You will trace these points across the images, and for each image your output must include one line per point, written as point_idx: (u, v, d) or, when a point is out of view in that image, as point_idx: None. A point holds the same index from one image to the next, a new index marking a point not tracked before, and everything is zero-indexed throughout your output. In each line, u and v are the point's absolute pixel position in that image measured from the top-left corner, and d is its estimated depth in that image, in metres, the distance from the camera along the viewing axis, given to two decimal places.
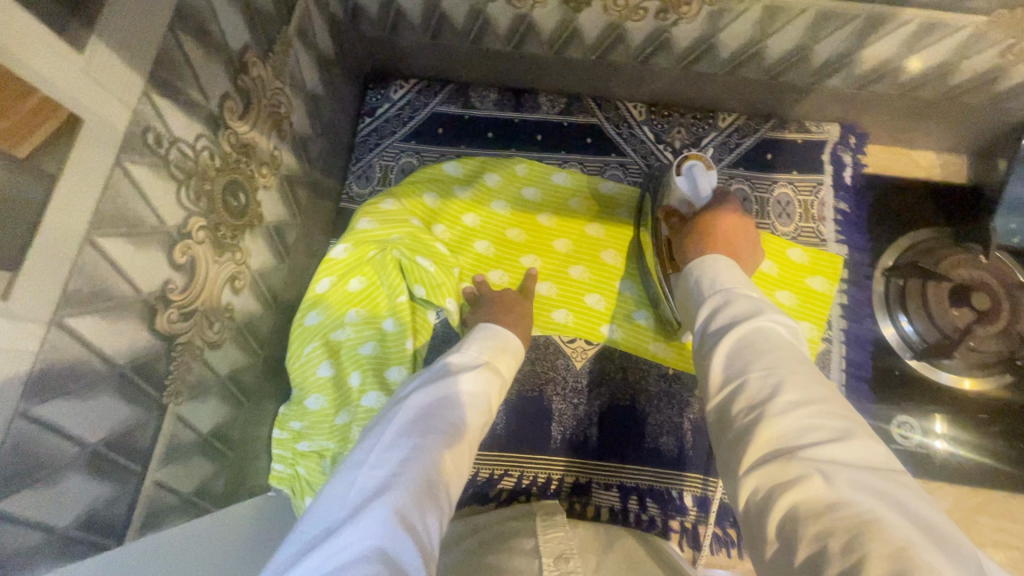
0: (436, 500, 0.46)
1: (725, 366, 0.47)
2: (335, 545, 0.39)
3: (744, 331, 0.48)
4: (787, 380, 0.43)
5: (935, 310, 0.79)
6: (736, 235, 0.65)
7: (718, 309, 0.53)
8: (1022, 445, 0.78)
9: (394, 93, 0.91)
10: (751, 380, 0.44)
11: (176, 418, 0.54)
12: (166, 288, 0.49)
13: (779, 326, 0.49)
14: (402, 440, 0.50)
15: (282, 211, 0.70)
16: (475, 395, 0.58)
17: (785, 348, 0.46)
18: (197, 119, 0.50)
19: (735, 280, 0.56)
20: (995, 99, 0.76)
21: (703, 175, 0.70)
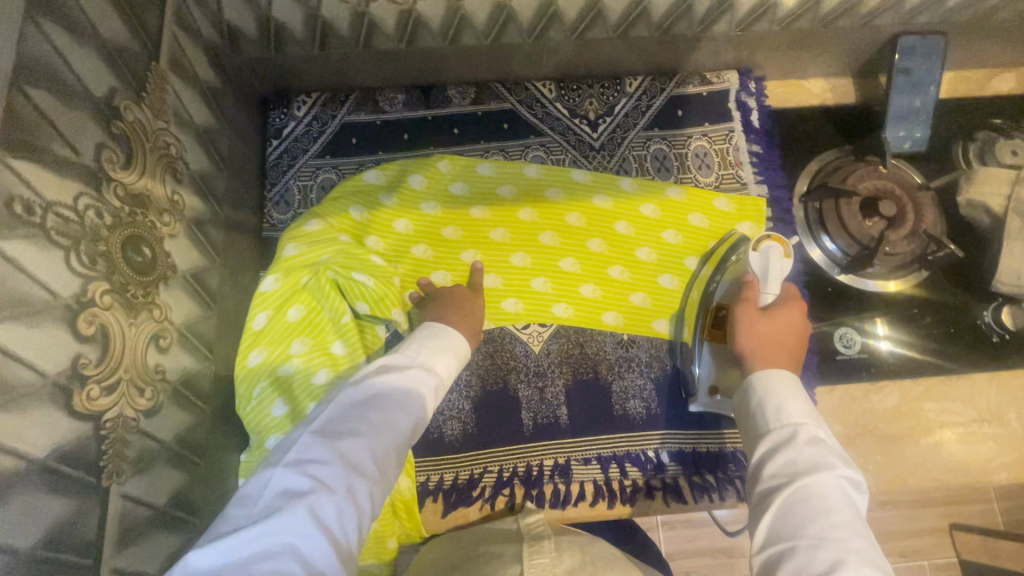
0: (354, 498, 0.50)
1: (775, 524, 0.52)
2: (249, 540, 0.44)
3: (800, 483, 0.53)
4: (840, 559, 0.48)
5: (851, 225, 0.84)
6: (786, 333, 0.70)
7: (781, 446, 0.57)
8: (951, 334, 0.85)
9: (298, 110, 0.87)
10: (804, 550, 0.49)
11: (122, 499, 0.50)
12: (78, 364, 0.45)
13: (840, 487, 0.53)
14: (323, 443, 0.53)
15: (197, 257, 0.65)
16: (404, 393, 0.61)
17: (838, 516, 0.51)
18: (71, 178, 0.46)
19: (799, 411, 0.59)
20: (865, 20, 0.81)
21: (777, 260, 0.76)
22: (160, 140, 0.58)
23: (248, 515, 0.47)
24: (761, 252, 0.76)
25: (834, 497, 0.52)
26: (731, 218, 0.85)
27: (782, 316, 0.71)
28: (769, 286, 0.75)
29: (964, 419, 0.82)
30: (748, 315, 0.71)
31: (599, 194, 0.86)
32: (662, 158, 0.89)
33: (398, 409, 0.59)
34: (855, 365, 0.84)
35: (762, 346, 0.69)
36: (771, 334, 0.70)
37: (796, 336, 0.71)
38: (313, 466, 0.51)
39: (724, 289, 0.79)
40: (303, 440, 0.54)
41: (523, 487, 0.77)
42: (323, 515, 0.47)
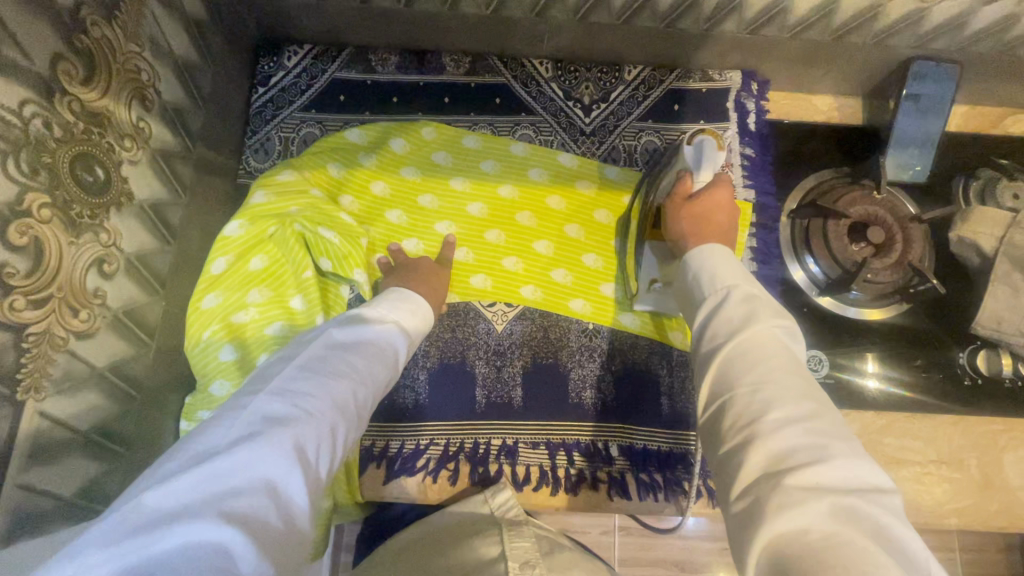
0: (334, 441, 0.47)
1: (713, 382, 0.50)
2: (226, 469, 0.40)
3: (736, 341, 0.50)
4: (775, 398, 0.45)
5: (835, 247, 0.82)
6: (720, 214, 0.68)
7: (716, 309, 0.54)
8: (948, 372, 0.82)
9: (288, 60, 0.85)
10: (739, 397, 0.47)
11: (39, 416, 0.49)
12: (2, 272, 0.44)
13: (777, 335, 0.50)
14: (309, 378, 0.50)
15: (158, 189, 0.65)
16: (384, 349, 0.60)
17: (774, 361, 0.48)
18: (18, 83, 0.45)
19: (734, 274, 0.57)
20: (877, 39, 0.78)
21: (712, 151, 0.69)
22: (130, 63, 0.58)
23: (221, 440, 0.42)
24: (693, 147, 0.71)
25: (773, 344, 0.49)
26: None
27: (710, 195, 0.68)
28: (699, 176, 0.70)
29: (923, 459, 0.80)
30: (674, 205, 0.70)
31: (583, 180, 0.84)
32: (652, 151, 0.87)
33: (378, 363, 0.58)
34: (821, 389, 0.82)
35: (698, 226, 0.67)
36: (704, 214, 0.67)
37: (728, 214, 0.69)
38: (300, 400, 0.47)
39: (666, 186, 0.75)
40: (288, 372, 0.50)
41: (468, 464, 0.76)
42: (308, 454, 0.44)
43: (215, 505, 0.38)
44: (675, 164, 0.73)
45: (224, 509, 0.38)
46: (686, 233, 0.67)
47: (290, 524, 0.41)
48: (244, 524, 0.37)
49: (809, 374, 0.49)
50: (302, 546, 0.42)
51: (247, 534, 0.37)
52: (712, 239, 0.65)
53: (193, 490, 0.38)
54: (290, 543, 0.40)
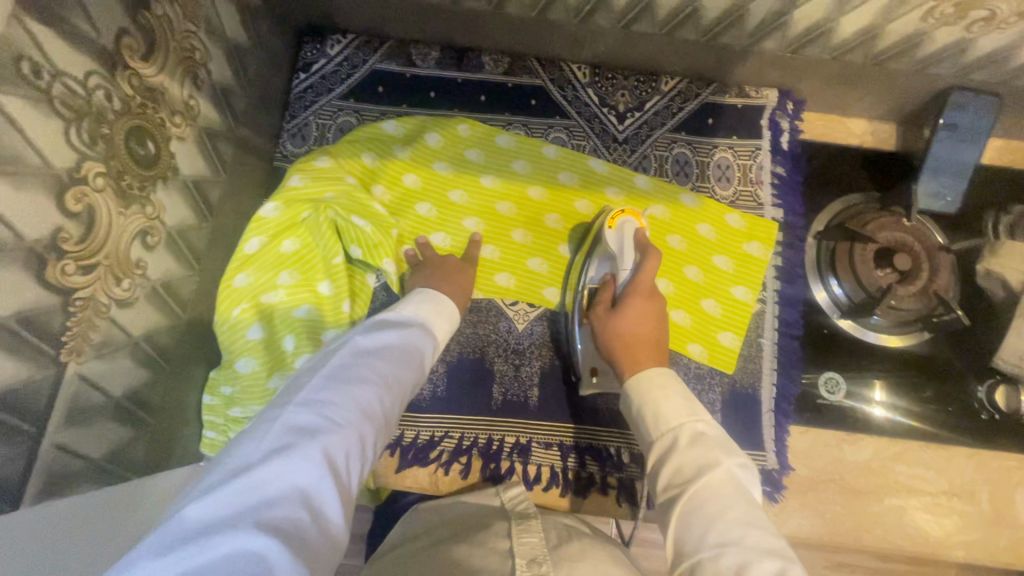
0: (361, 448, 0.48)
1: (676, 507, 0.51)
2: (259, 480, 0.41)
3: (691, 490, 0.51)
4: (740, 559, 0.45)
5: (860, 271, 0.82)
6: (647, 327, 0.70)
7: (666, 454, 0.56)
8: (964, 408, 0.81)
9: (331, 49, 0.87)
10: (706, 568, 0.47)
11: (78, 378, 0.50)
12: (58, 237, 0.46)
13: (730, 478, 0.52)
14: (334, 388, 0.51)
15: (202, 166, 0.66)
16: (408, 352, 0.61)
17: (733, 511, 0.49)
18: (86, 55, 0.46)
19: (679, 407, 0.58)
20: (919, 66, 0.78)
21: (628, 235, 0.75)
22: (186, 43, 0.59)
23: (253, 452, 0.43)
24: (617, 233, 0.75)
25: (726, 490, 0.51)
26: (739, 236, 0.85)
27: (636, 301, 0.71)
28: (625, 262, 0.75)
29: (934, 489, 0.80)
30: (604, 329, 0.71)
31: (612, 187, 0.85)
32: (683, 163, 0.88)
33: (404, 367, 0.59)
34: (838, 412, 0.81)
35: (630, 351, 0.68)
36: (631, 332, 0.69)
37: (657, 323, 0.71)
38: (327, 409, 0.48)
39: (599, 275, 0.77)
40: (314, 381, 0.51)
41: (480, 459, 0.77)
42: (337, 461, 0.45)
43: (252, 514, 0.38)
44: (606, 248, 0.76)
45: (260, 518, 0.39)
46: (621, 360, 0.67)
47: (324, 529, 0.42)
48: (280, 531, 0.38)
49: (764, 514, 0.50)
50: (335, 550, 0.42)
51: (284, 540, 0.38)
52: (651, 362, 0.66)
53: (230, 500, 0.39)
54: (325, 546, 0.41)
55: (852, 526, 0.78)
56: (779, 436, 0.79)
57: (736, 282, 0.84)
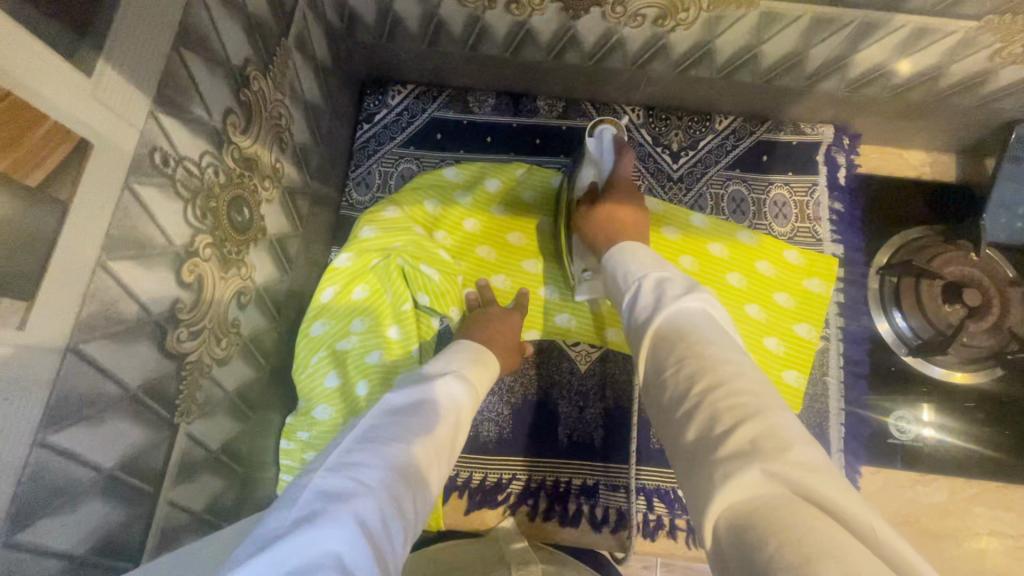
0: (401, 515, 0.43)
1: (654, 356, 0.48)
2: (292, 550, 0.36)
3: (659, 318, 0.49)
4: (700, 364, 0.43)
5: (927, 307, 0.81)
6: (626, 210, 0.70)
7: (634, 300, 0.55)
8: None
9: (392, 99, 0.90)
10: (672, 373, 0.44)
11: (187, 438, 0.53)
12: (175, 308, 0.48)
13: (690, 306, 0.49)
14: (368, 448, 0.46)
15: (284, 222, 0.69)
16: (450, 404, 0.56)
17: (697, 332, 0.46)
18: (201, 137, 0.49)
19: (647, 265, 0.58)
20: (983, 101, 0.78)
21: (610, 140, 0.71)
22: (275, 111, 0.63)
23: (284, 520, 0.38)
24: (596, 138, 0.71)
25: (690, 320, 0.48)
26: (799, 272, 0.84)
27: (616, 207, 0.70)
28: (606, 164, 0.72)
29: (1014, 532, 0.78)
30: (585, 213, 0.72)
31: (668, 226, 0.85)
32: (738, 200, 0.88)
33: (446, 420, 0.54)
34: (912, 452, 0.79)
35: (611, 229, 0.68)
36: (612, 221, 0.69)
37: (636, 215, 0.71)
38: (366, 472, 0.43)
39: (587, 181, 0.76)
40: (345, 444, 0.47)
41: (547, 502, 0.78)
42: (376, 531, 0.40)
43: None
44: (589, 163, 0.74)
45: None
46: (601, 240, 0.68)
47: None
48: None
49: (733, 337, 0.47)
50: None
51: None
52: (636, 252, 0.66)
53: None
54: None
55: None
56: (850, 477, 0.78)
57: (799, 319, 0.83)
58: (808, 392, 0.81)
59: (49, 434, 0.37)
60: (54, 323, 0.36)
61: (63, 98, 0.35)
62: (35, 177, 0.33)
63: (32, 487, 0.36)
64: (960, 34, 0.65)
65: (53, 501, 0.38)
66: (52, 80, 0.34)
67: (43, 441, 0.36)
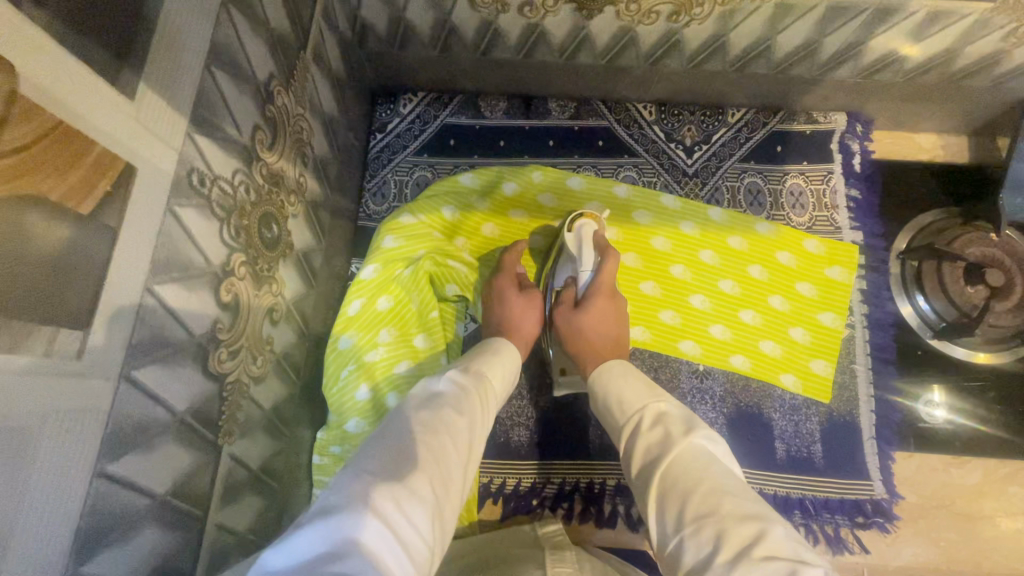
0: (415, 492, 0.41)
1: (661, 521, 0.46)
2: (302, 540, 0.36)
3: (663, 470, 0.48)
4: (722, 526, 0.41)
5: (950, 289, 0.81)
6: (606, 322, 0.71)
7: (633, 435, 0.54)
8: None
9: (404, 108, 0.90)
10: (689, 544, 0.42)
11: (230, 458, 0.53)
12: (216, 328, 0.48)
13: (700, 446, 0.49)
14: (378, 438, 0.46)
15: (309, 236, 0.68)
16: (470, 389, 0.54)
17: (706, 484, 0.45)
18: (233, 155, 0.49)
19: (639, 393, 0.57)
20: (996, 81, 0.78)
21: (589, 231, 0.77)
22: (297, 125, 0.62)
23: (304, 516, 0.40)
24: (575, 233, 0.77)
25: (698, 463, 0.47)
26: (820, 261, 0.84)
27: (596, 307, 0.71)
28: (585, 263, 0.76)
29: None
30: (563, 329, 0.72)
31: (686, 221, 0.85)
32: (755, 192, 0.88)
33: (469, 406, 0.52)
34: (944, 434, 0.80)
35: (583, 342, 0.70)
36: (587, 329, 0.70)
37: (617, 321, 0.72)
38: (383, 459, 0.43)
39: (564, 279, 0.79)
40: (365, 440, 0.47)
41: (583, 504, 0.77)
42: (382, 507, 0.39)
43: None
44: (567, 252, 0.78)
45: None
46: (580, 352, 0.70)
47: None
48: None
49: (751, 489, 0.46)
50: None
51: None
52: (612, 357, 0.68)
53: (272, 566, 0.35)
54: None
55: (969, 553, 0.77)
56: (884, 463, 0.78)
57: (823, 308, 0.83)
58: (837, 379, 0.81)
59: (105, 463, 0.36)
60: (108, 350, 0.36)
61: (107, 123, 0.34)
62: (85, 207, 0.33)
63: (92, 517, 0.35)
64: (974, 17, 0.66)
65: (112, 530, 0.38)
66: (97, 106, 0.33)
67: (101, 470, 0.36)
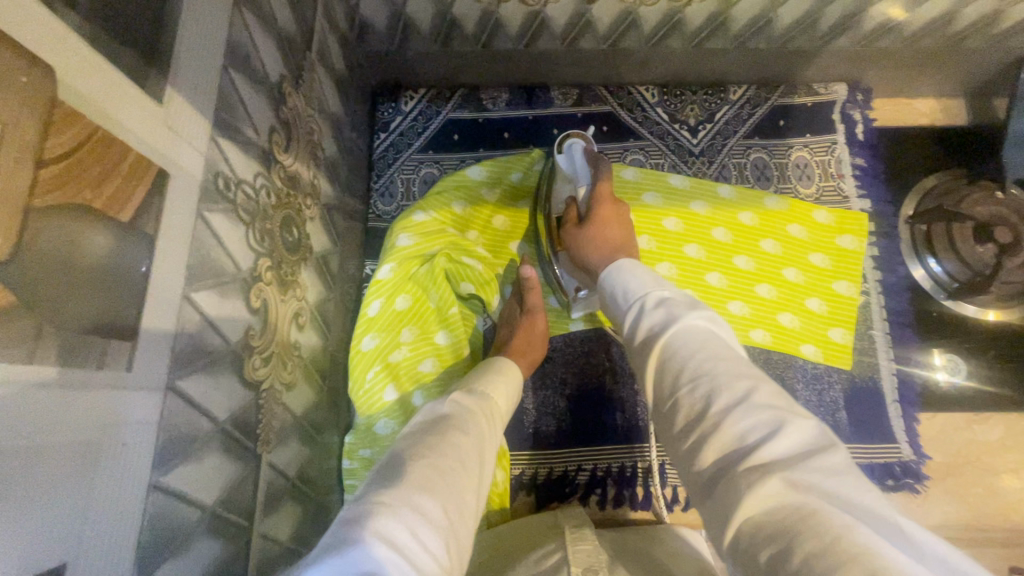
0: (432, 523, 0.37)
1: (658, 390, 0.44)
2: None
3: (664, 339, 0.45)
4: (717, 384, 0.39)
5: (962, 250, 0.81)
6: (612, 226, 0.67)
7: (635, 321, 0.49)
8: None
9: (405, 105, 0.89)
10: (684, 399, 0.41)
11: (269, 467, 0.52)
12: (249, 335, 0.47)
13: (697, 324, 0.45)
14: (385, 469, 0.41)
15: (325, 239, 0.68)
16: (473, 415, 0.50)
17: (704, 350, 0.42)
18: (253, 158, 0.48)
19: (642, 281, 0.52)
20: (994, 40, 0.79)
21: (580, 151, 0.72)
22: (308, 126, 0.61)
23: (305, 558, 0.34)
24: (567, 152, 0.73)
25: (698, 337, 0.44)
26: (831, 231, 0.84)
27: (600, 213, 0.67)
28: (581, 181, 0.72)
29: None
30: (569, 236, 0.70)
31: (696, 201, 0.85)
32: (762, 167, 0.88)
33: (475, 430, 0.49)
34: (964, 393, 0.81)
35: (591, 245, 0.66)
36: (595, 234, 0.66)
37: (623, 227, 0.68)
38: (395, 482, 0.39)
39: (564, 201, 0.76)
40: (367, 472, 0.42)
41: (616, 488, 0.77)
42: (400, 542, 0.34)
43: None
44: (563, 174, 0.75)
45: None
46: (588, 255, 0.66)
47: None
48: None
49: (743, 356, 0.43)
50: None
51: None
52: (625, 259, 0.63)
53: None
54: None
55: (997, 507, 0.78)
56: (909, 425, 0.79)
57: (838, 278, 0.83)
58: (856, 346, 0.82)
59: (159, 476, 0.36)
60: (153, 363, 0.35)
61: (140, 128, 0.34)
62: (124, 214, 0.32)
63: (149, 533, 0.35)
64: None
65: (168, 545, 0.37)
66: (129, 110, 0.33)
67: (156, 484, 0.35)
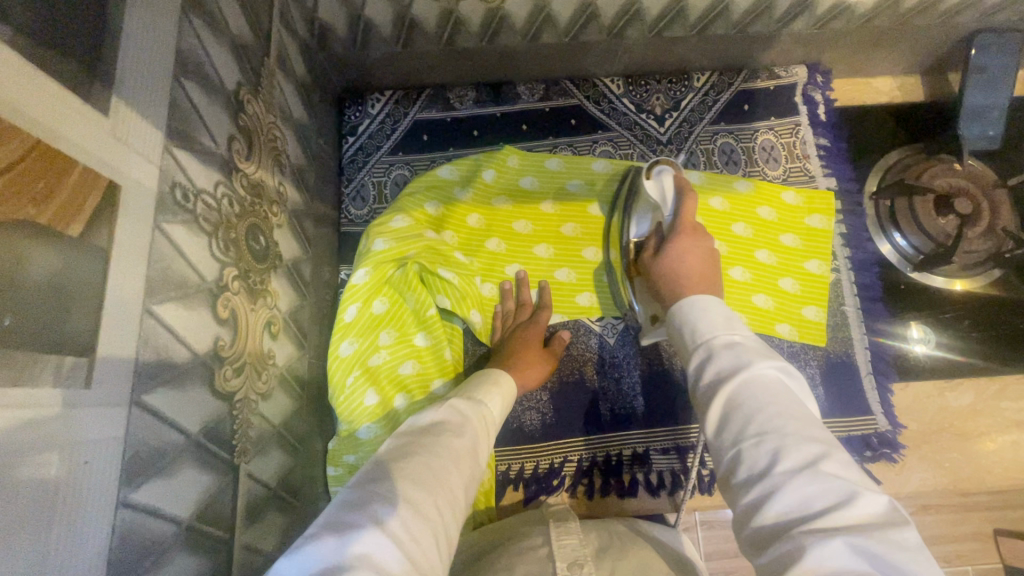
0: (425, 515, 0.38)
1: (719, 436, 0.46)
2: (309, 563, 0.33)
3: (737, 386, 0.46)
4: (783, 444, 0.41)
5: (924, 222, 0.84)
6: (695, 258, 0.66)
7: (706, 361, 0.50)
8: None
9: (372, 108, 0.89)
10: (749, 451, 0.42)
11: (249, 478, 0.51)
12: (218, 346, 0.46)
13: (769, 375, 0.46)
14: (382, 463, 0.42)
15: (295, 246, 0.67)
16: (470, 415, 0.51)
17: (773, 406, 0.44)
18: (213, 167, 0.48)
19: (718, 322, 0.53)
20: (945, 16, 0.81)
21: (669, 178, 0.73)
22: (271, 133, 0.61)
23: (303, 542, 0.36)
24: (655, 178, 0.74)
25: (773, 390, 0.45)
26: (800, 211, 0.86)
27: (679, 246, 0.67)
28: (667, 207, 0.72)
29: None
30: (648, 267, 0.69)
31: None
32: (729, 151, 0.90)
33: (471, 431, 0.49)
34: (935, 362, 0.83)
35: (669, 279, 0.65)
36: (678, 267, 0.66)
37: (706, 259, 0.67)
38: (391, 476, 0.40)
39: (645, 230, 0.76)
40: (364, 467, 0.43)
41: (603, 477, 0.78)
42: (395, 531, 0.36)
43: None
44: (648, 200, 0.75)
45: None
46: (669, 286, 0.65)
47: None
48: None
49: (812, 416, 0.44)
50: None
51: None
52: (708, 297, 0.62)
53: None
54: None
55: (972, 470, 0.80)
56: (884, 397, 0.81)
57: (808, 257, 0.85)
58: (829, 322, 0.84)
59: (127, 492, 0.35)
60: (114, 378, 0.34)
61: (85, 140, 0.33)
62: (73, 228, 0.32)
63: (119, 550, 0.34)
64: None
65: (141, 563, 0.36)
66: (73, 123, 0.32)
67: (124, 501, 0.35)
